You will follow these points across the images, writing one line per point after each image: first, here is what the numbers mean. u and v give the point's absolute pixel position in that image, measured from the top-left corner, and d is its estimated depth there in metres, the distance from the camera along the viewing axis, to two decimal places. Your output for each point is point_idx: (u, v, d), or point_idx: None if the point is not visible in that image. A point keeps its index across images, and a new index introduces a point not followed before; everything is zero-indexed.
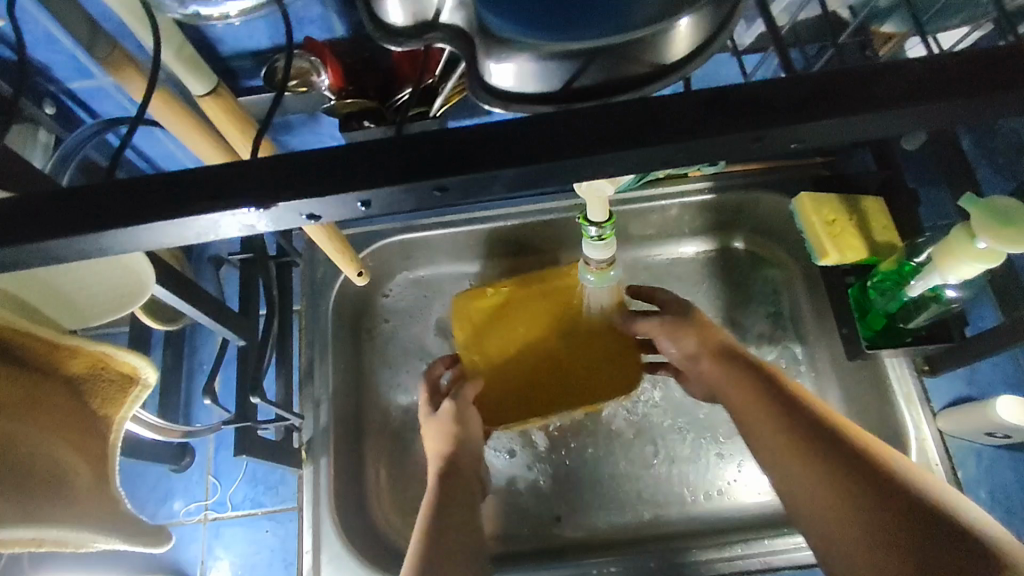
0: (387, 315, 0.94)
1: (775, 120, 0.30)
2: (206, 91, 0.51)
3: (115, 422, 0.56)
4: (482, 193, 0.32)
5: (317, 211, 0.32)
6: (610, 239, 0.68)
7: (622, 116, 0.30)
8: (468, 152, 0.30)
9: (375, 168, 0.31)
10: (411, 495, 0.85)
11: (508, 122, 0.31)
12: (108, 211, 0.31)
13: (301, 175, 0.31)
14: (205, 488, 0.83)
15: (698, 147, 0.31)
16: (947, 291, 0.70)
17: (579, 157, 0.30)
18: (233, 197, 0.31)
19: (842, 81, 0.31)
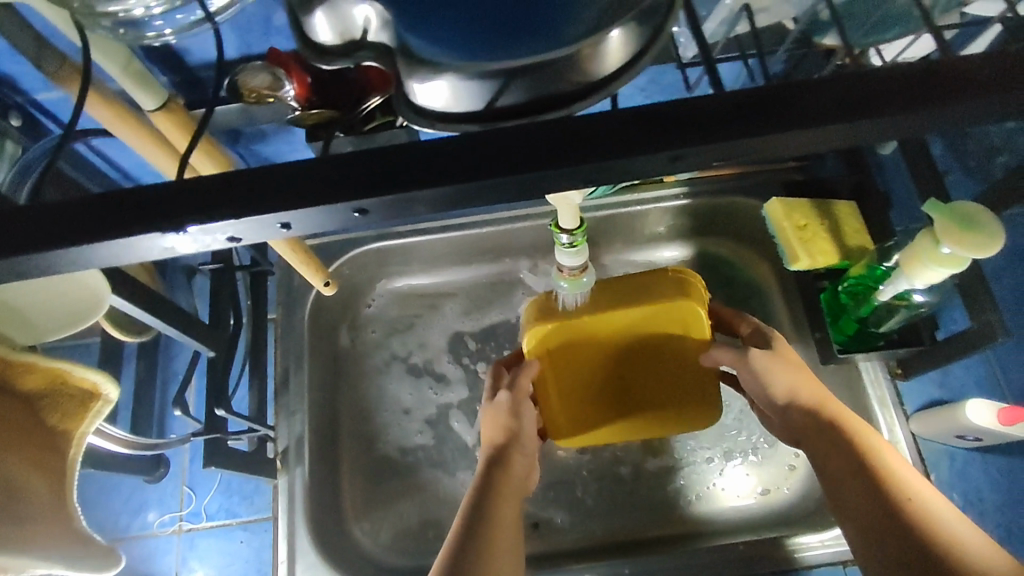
0: (365, 322, 0.93)
1: (700, 138, 0.30)
2: (155, 107, 0.50)
3: (76, 438, 0.55)
4: (408, 214, 0.32)
5: (239, 234, 0.32)
6: (582, 245, 0.68)
7: (547, 135, 0.30)
8: (401, 169, 0.30)
9: (305, 186, 0.30)
10: (388, 504, 0.84)
11: (430, 142, 0.31)
12: (40, 231, 0.31)
13: (234, 192, 0.31)
14: (179, 499, 0.81)
15: (618, 166, 0.30)
16: (915, 296, 0.71)
17: (502, 177, 0.30)
18: (163, 217, 0.31)
19: (769, 99, 0.31)
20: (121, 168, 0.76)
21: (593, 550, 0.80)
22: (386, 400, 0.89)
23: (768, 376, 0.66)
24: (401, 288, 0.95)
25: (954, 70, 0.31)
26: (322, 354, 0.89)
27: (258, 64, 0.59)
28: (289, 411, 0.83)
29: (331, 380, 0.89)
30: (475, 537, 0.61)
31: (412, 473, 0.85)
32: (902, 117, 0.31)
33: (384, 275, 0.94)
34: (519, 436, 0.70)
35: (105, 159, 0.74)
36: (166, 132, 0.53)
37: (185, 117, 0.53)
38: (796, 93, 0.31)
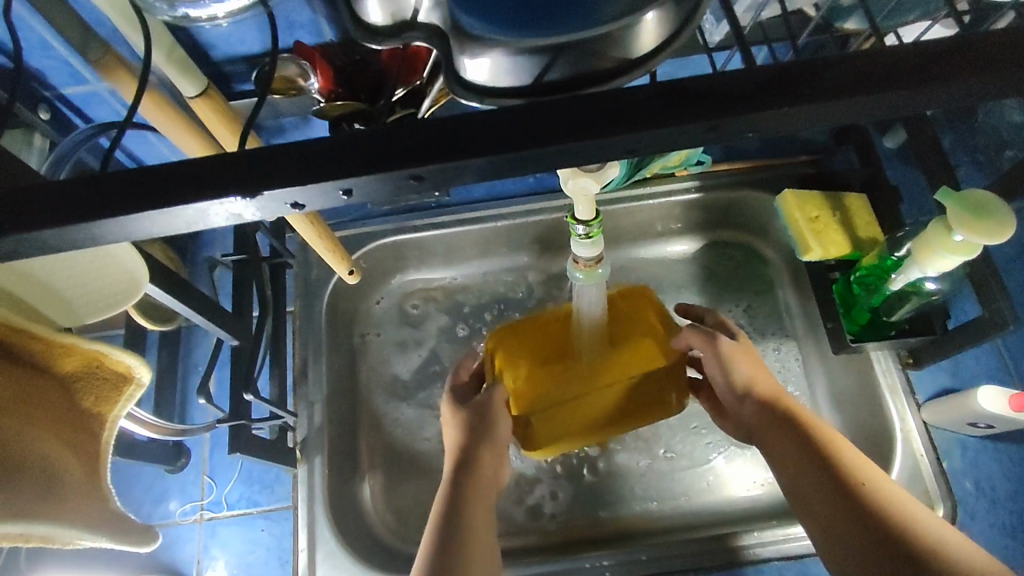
0: (381, 315, 0.95)
1: (733, 111, 0.31)
2: (195, 93, 0.52)
3: (109, 419, 0.56)
4: (457, 183, 0.33)
5: (301, 200, 0.33)
6: (597, 237, 0.70)
7: (587, 108, 0.31)
8: (448, 142, 0.31)
9: (356, 157, 0.32)
10: (405, 494, 0.85)
11: (476, 113, 0.32)
12: (102, 202, 0.32)
13: (293, 163, 0.32)
14: (201, 489, 0.82)
15: (656, 137, 0.32)
16: (926, 284, 0.72)
17: (545, 147, 0.31)
18: (231, 184, 0.32)
19: (797, 74, 0.32)
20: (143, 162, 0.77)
21: (609, 538, 0.81)
22: (403, 391, 0.90)
23: (732, 364, 0.72)
24: (416, 282, 0.97)
25: (973, 49, 0.32)
26: (340, 347, 0.90)
27: (287, 55, 0.61)
28: (308, 401, 0.84)
29: (349, 371, 0.91)
30: (447, 539, 0.63)
31: (430, 463, 0.87)
32: (924, 92, 0.32)
33: (399, 270, 0.96)
34: (488, 431, 0.72)
35: (128, 152, 0.75)
36: (204, 118, 0.54)
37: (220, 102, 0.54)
38: (826, 67, 0.32)
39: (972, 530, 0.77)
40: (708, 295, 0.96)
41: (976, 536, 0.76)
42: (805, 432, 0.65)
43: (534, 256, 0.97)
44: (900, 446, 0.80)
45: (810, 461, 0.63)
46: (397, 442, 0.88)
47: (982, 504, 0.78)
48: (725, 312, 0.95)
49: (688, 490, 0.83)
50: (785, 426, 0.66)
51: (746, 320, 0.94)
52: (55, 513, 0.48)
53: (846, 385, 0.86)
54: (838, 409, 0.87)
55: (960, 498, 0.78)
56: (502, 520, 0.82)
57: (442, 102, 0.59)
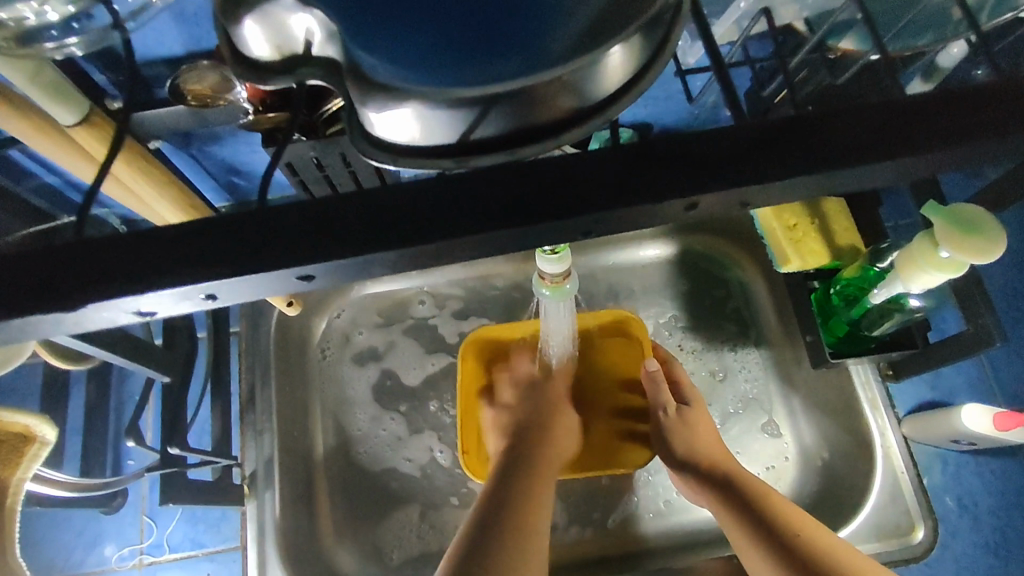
0: (331, 337, 0.87)
1: (712, 183, 0.28)
2: (75, 122, 0.46)
3: (13, 485, 0.49)
4: (365, 275, 0.30)
5: (150, 307, 0.30)
6: (564, 252, 0.66)
7: (536, 182, 0.29)
8: (375, 227, 0.28)
9: (282, 246, 0.28)
10: (367, 527, 0.79)
11: (421, 186, 0.29)
12: None
13: (139, 263, 0.29)
14: (139, 530, 0.76)
15: (621, 217, 0.29)
16: (910, 300, 0.68)
17: (482, 234, 0.28)
18: (53, 293, 0.28)
19: (787, 137, 0.29)
20: (61, 174, 0.68)
21: (578, 566, 0.77)
22: (361, 413, 0.84)
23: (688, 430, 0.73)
24: (373, 294, 0.89)
25: (986, 100, 0.30)
26: (291, 368, 0.84)
27: (205, 61, 0.54)
28: (256, 430, 0.80)
29: (301, 394, 0.84)
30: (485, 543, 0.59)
31: (390, 491, 0.81)
32: (928, 155, 0.29)
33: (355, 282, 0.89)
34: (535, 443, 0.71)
35: (41, 163, 0.66)
36: (89, 148, 0.49)
37: (109, 128, 0.49)
38: (812, 129, 0.29)
39: (953, 548, 0.76)
40: (681, 304, 0.92)
41: (959, 554, 0.76)
42: (743, 491, 0.67)
43: (499, 263, 0.91)
44: (880, 463, 0.78)
45: (752, 526, 0.63)
46: (357, 469, 0.82)
47: (963, 520, 0.76)
48: (699, 321, 0.90)
49: (657, 511, 0.80)
50: (728, 486, 0.68)
51: (721, 328, 0.90)
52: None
53: (824, 398, 0.83)
54: (814, 420, 0.83)
55: (941, 515, 0.77)
56: None
57: None
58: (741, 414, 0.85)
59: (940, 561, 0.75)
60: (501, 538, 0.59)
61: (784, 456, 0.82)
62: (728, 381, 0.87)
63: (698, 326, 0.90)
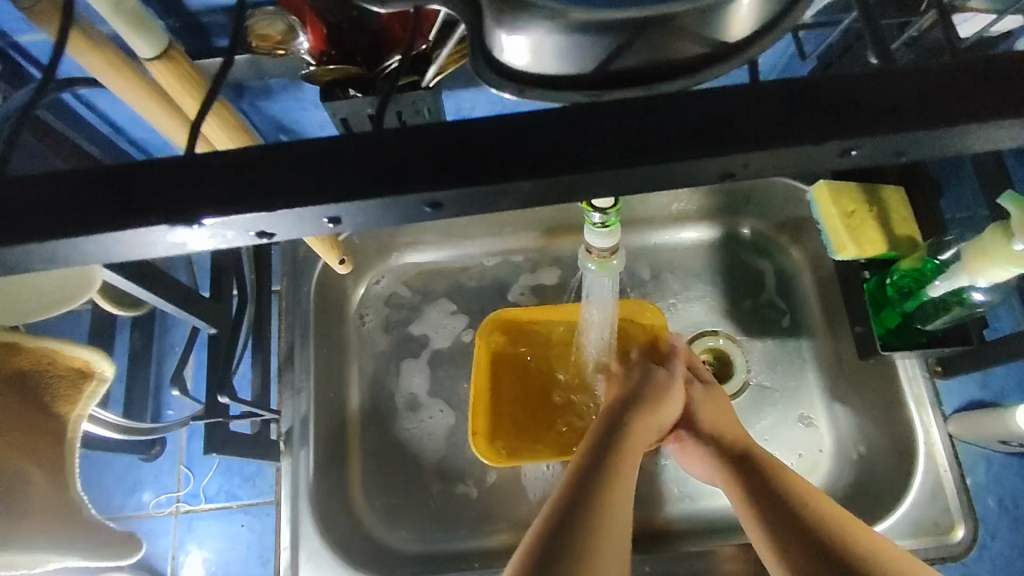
0: (370, 303, 0.88)
1: (860, 129, 0.28)
2: (154, 56, 0.45)
3: (73, 419, 0.49)
4: (488, 208, 0.30)
5: (269, 228, 0.29)
6: (614, 227, 0.64)
7: (673, 120, 0.28)
8: (501, 157, 0.28)
9: (410, 173, 0.28)
10: (397, 490, 0.80)
11: (545, 116, 0.29)
12: (51, 221, 0.28)
13: (261, 179, 0.28)
14: (176, 479, 0.77)
15: (749, 161, 0.28)
16: (974, 295, 0.66)
17: (614, 170, 0.28)
18: (168, 207, 0.28)
19: (930, 87, 0.28)
20: (112, 122, 0.69)
21: None
22: (397, 379, 0.85)
23: (706, 408, 0.72)
24: (413, 263, 0.90)
25: None
26: (329, 328, 0.84)
27: (274, 8, 0.54)
28: (294, 389, 0.79)
29: (338, 356, 0.84)
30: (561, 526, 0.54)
31: (422, 457, 0.81)
32: None
33: (395, 249, 0.89)
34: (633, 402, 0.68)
35: (96, 112, 0.67)
36: (165, 85, 0.48)
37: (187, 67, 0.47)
38: (936, 82, 0.28)
39: (992, 550, 0.74)
40: (722, 288, 0.90)
41: (998, 556, 0.74)
42: (755, 464, 0.66)
43: (538, 237, 0.90)
44: (921, 461, 0.75)
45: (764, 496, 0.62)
46: (390, 433, 0.82)
47: (1005, 523, 0.75)
48: (739, 305, 0.89)
49: (681, 485, 0.79)
50: (740, 460, 0.67)
51: (762, 314, 0.88)
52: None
53: (864, 394, 0.81)
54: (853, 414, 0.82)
55: (982, 515, 0.75)
56: (496, 514, 0.78)
57: (450, 70, 0.55)
58: (776, 405, 0.84)
59: (977, 562, 0.74)
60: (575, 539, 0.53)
61: (818, 448, 0.82)
62: (758, 367, 0.86)
63: (738, 311, 0.89)
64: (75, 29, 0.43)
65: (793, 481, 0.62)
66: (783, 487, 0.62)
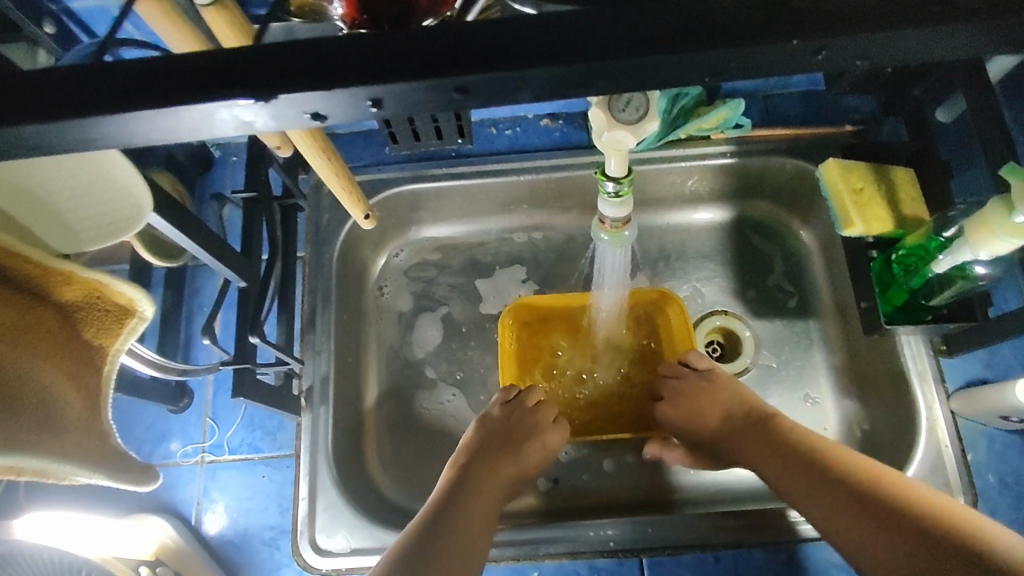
0: (390, 274, 0.92)
1: (843, 28, 0.31)
2: (207, 2, 0.48)
3: (110, 354, 0.51)
4: (509, 98, 0.33)
5: (321, 109, 0.33)
6: (627, 197, 0.67)
7: (668, 22, 0.32)
8: (519, 50, 0.32)
9: (436, 57, 0.32)
10: (411, 450, 0.84)
11: (554, 18, 0.32)
12: (130, 94, 0.32)
13: (314, 62, 0.32)
14: (202, 431, 0.81)
15: (744, 56, 0.32)
16: (975, 268, 0.67)
17: (619, 58, 0.31)
18: (238, 83, 0.32)
19: (906, 3, 0.31)
20: None
21: (610, 507, 0.80)
22: (414, 346, 0.88)
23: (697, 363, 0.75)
24: (431, 238, 0.94)
25: None
26: (349, 294, 0.88)
27: None
28: (314, 349, 0.82)
29: (358, 321, 0.88)
30: (441, 523, 0.61)
31: (435, 421, 0.85)
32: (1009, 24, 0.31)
33: (415, 222, 0.93)
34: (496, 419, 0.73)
35: None
36: (217, 32, 0.51)
37: (237, 13, 0.50)
38: (914, 20, 0.31)
39: None
40: (731, 267, 0.92)
41: None
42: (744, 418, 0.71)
43: (553, 214, 0.93)
44: (923, 437, 0.76)
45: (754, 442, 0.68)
46: (406, 395, 0.86)
47: (1005, 499, 0.76)
48: (748, 285, 0.91)
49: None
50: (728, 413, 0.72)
51: (770, 294, 0.91)
52: (28, 443, 0.44)
53: (868, 372, 0.83)
54: (857, 392, 0.84)
55: (982, 491, 0.76)
56: None
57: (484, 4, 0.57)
58: (781, 382, 0.86)
59: None
60: (449, 535, 0.61)
61: (823, 426, 0.84)
62: (764, 344, 0.88)
63: (747, 291, 0.91)
64: None
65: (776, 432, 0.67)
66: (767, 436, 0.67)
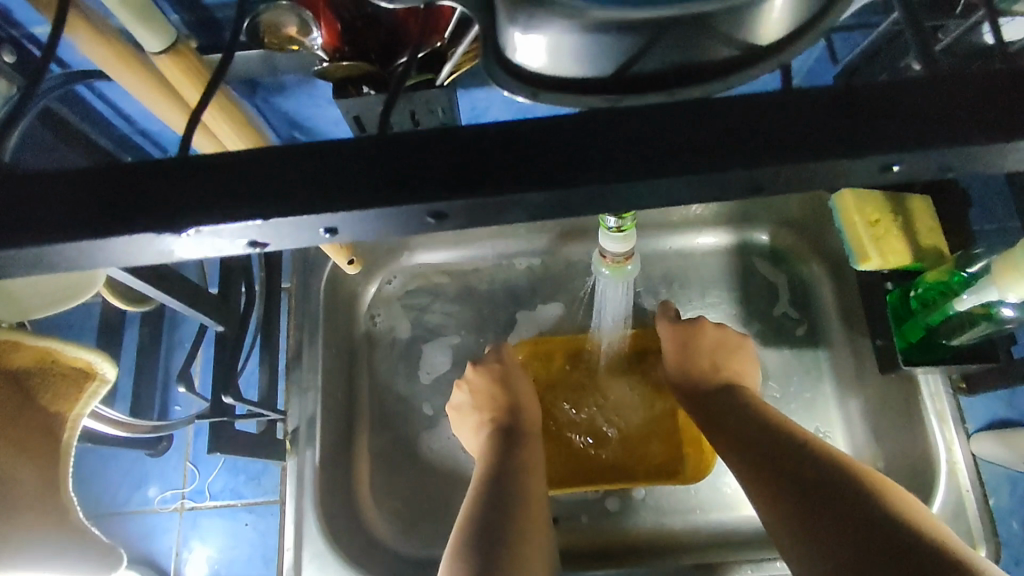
0: (381, 304, 0.88)
1: (910, 142, 0.27)
2: (160, 49, 0.45)
3: (70, 421, 0.49)
4: (496, 219, 0.29)
5: (264, 238, 0.29)
6: (630, 232, 0.63)
7: (696, 106, 0.28)
8: (526, 160, 0.28)
9: (417, 178, 0.28)
10: (403, 493, 0.80)
11: (579, 116, 0.28)
12: (45, 224, 0.27)
13: (258, 184, 0.28)
14: (182, 476, 0.77)
15: (786, 174, 0.28)
16: (1002, 310, 0.63)
17: (640, 179, 0.27)
18: (158, 214, 0.28)
19: (984, 99, 0.27)
20: (125, 116, 0.69)
21: (616, 552, 0.76)
22: (406, 381, 0.84)
23: (694, 348, 0.75)
24: (424, 264, 0.89)
25: None
26: (339, 328, 0.84)
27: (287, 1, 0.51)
28: (301, 388, 0.78)
29: (347, 355, 0.84)
30: (490, 525, 0.59)
31: (429, 462, 0.81)
32: None
33: (407, 248, 0.88)
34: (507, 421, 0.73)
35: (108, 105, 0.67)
36: (173, 80, 0.47)
37: (196, 61, 0.47)
38: (973, 101, 0.28)
39: None
40: (736, 295, 0.88)
41: None
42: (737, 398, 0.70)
43: (552, 239, 0.89)
44: (943, 480, 0.72)
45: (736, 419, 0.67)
46: (398, 434, 0.82)
47: None
48: (756, 314, 0.87)
49: (695, 490, 0.78)
50: (724, 399, 0.70)
51: (779, 323, 0.87)
52: None
53: (883, 407, 0.79)
54: (871, 429, 0.80)
55: (1004, 539, 0.72)
56: None
57: (465, 71, 0.53)
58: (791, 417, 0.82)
59: None
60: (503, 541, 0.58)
61: None
62: (774, 376, 0.84)
63: (755, 320, 0.87)
64: (76, 14, 0.42)
65: (758, 414, 0.67)
66: (755, 416, 0.66)
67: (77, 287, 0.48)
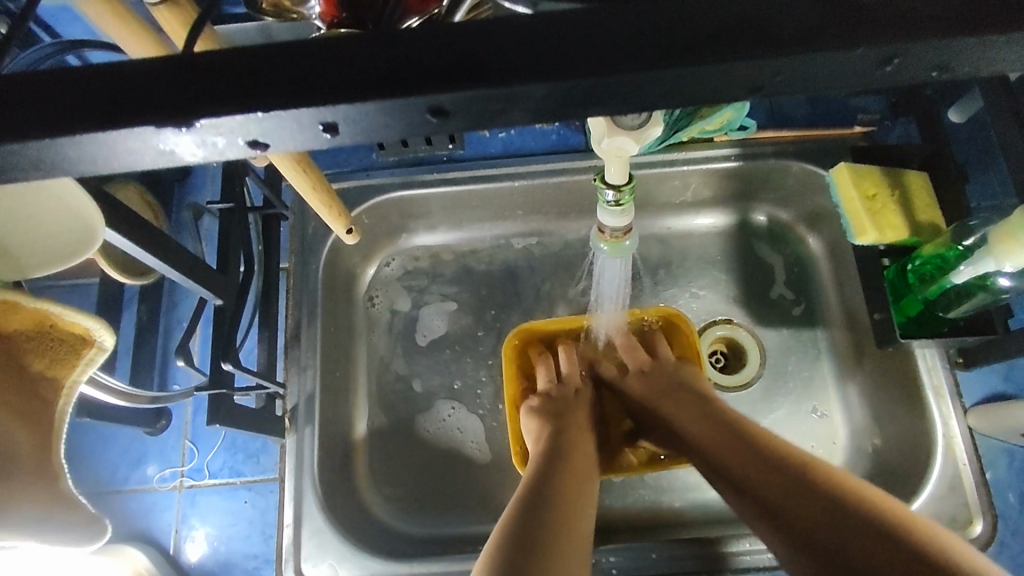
0: (378, 285, 0.88)
1: (895, 37, 0.28)
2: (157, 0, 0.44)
3: (67, 387, 0.49)
4: (496, 118, 0.30)
5: (263, 136, 0.29)
6: (628, 206, 0.63)
7: (691, 31, 0.28)
8: (525, 60, 0.28)
9: (416, 72, 0.28)
10: (402, 471, 0.80)
11: (574, 14, 0.29)
12: (44, 118, 0.28)
13: (249, 81, 0.28)
14: (181, 454, 0.77)
15: (782, 69, 0.29)
16: (998, 279, 0.64)
17: (635, 74, 0.28)
18: (154, 107, 0.28)
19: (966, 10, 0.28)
20: None
21: (612, 528, 0.76)
22: (404, 361, 0.84)
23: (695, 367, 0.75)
24: (421, 246, 0.90)
25: None
26: (336, 308, 0.83)
27: None
28: (300, 366, 0.77)
29: (345, 335, 0.84)
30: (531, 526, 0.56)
31: (427, 440, 0.81)
32: None
33: (404, 230, 0.88)
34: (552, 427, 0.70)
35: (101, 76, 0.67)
36: (171, 34, 0.47)
37: (190, 12, 0.46)
38: (953, 24, 0.28)
39: (1012, 547, 0.72)
40: (734, 275, 0.88)
41: (1017, 553, 0.72)
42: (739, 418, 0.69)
43: (548, 220, 0.89)
44: (940, 454, 0.72)
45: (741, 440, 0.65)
46: (397, 413, 0.82)
47: None
48: (754, 294, 0.87)
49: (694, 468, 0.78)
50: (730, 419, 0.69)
51: (777, 303, 0.87)
52: None
53: (880, 384, 0.79)
54: (868, 405, 0.80)
55: (1000, 510, 0.73)
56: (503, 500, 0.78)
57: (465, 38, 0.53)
58: (789, 396, 0.82)
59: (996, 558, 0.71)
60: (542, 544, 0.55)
61: (833, 440, 0.81)
62: (772, 355, 0.84)
63: (753, 300, 0.87)
64: None
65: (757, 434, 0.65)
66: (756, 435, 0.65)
67: (71, 250, 0.49)
